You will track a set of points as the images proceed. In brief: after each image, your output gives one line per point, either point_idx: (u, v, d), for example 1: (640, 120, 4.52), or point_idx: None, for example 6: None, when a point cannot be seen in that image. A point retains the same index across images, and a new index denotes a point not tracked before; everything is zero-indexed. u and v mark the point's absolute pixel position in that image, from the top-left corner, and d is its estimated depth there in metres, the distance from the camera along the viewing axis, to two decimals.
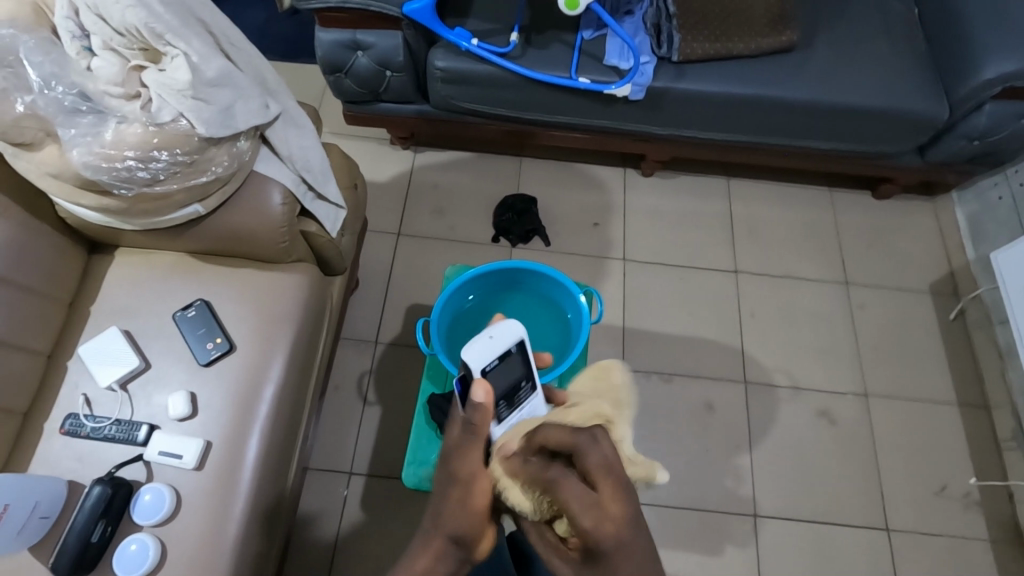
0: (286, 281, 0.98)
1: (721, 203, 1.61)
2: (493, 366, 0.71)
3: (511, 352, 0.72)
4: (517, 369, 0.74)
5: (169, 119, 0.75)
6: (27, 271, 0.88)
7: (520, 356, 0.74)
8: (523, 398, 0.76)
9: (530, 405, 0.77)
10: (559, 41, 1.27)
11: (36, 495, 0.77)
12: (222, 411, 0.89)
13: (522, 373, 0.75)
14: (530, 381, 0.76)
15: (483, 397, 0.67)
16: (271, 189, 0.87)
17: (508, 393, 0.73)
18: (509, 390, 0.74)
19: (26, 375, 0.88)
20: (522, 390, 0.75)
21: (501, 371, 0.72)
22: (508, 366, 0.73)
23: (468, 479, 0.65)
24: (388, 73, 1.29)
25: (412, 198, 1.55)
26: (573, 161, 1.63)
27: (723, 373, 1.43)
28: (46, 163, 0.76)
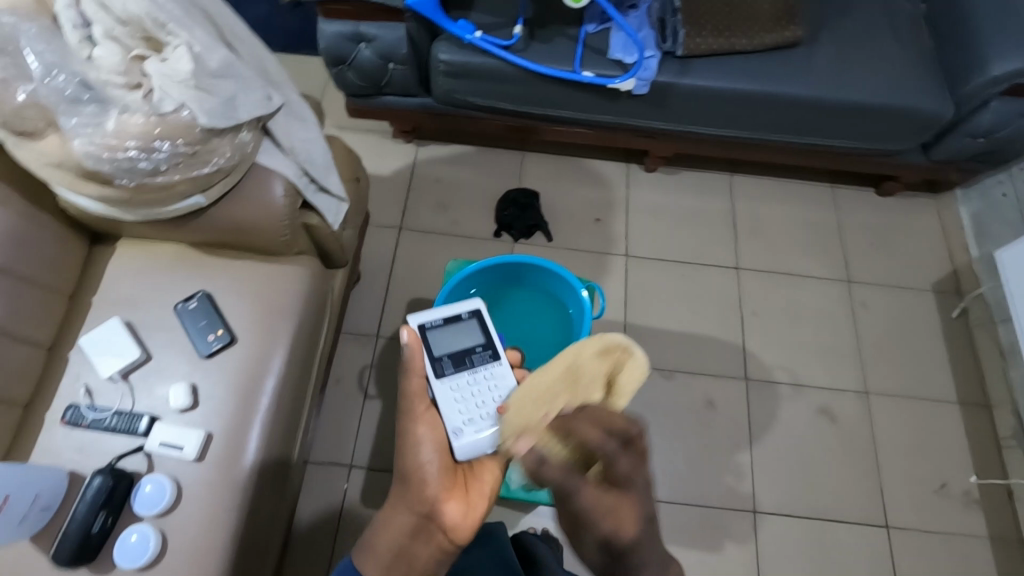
0: (289, 272, 0.98)
1: (724, 199, 1.61)
2: (438, 327, 0.86)
3: (462, 318, 0.87)
4: (473, 334, 0.87)
5: (171, 109, 0.74)
6: (28, 261, 0.87)
7: (475, 323, 0.88)
8: (477, 362, 0.85)
9: (484, 371, 0.85)
10: (563, 35, 1.27)
11: (37, 486, 0.77)
12: (224, 402, 0.89)
13: (478, 339, 0.87)
14: (486, 347, 0.86)
15: (409, 337, 0.78)
16: (273, 181, 0.87)
17: (455, 352, 0.84)
18: (460, 352, 0.85)
19: (27, 366, 0.88)
20: (476, 354, 0.85)
21: (451, 332, 0.86)
22: (458, 331, 0.87)
23: (412, 415, 0.78)
24: (391, 66, 1.29)
25: (414, 192, 1.55)
26: (576, 156, 1.62)
27: (725, 369, 1.43)
28: (46, 153, 0.75)
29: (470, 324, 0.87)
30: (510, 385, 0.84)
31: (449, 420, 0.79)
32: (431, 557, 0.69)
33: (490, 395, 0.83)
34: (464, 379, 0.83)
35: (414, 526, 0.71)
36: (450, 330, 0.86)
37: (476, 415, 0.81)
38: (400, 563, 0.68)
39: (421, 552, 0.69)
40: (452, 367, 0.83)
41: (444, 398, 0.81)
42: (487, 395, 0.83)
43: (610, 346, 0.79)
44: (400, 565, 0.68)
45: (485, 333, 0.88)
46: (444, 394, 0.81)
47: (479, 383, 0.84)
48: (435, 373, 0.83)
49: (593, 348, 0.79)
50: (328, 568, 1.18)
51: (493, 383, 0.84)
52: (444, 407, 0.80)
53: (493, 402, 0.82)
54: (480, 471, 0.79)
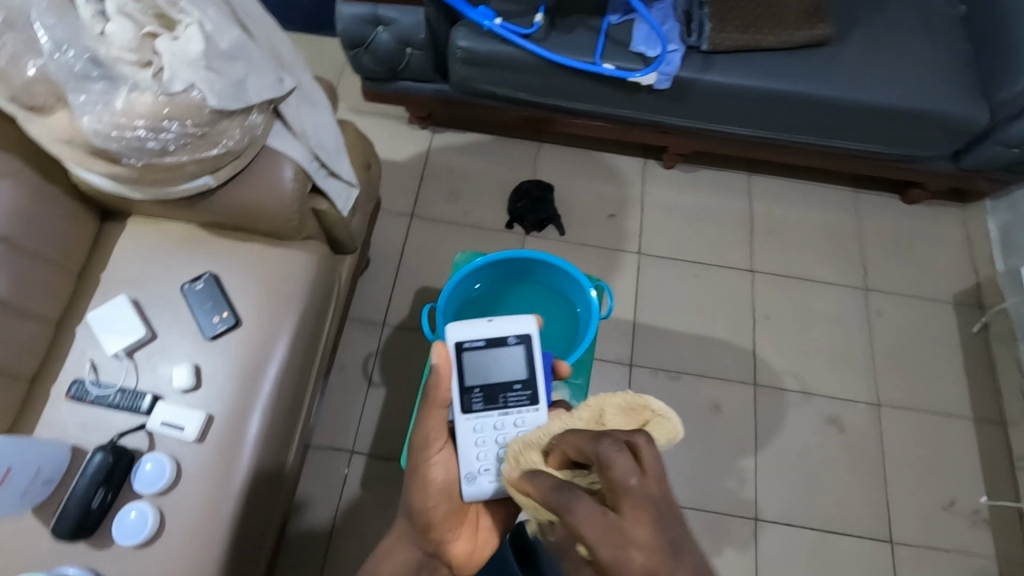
0: (296, 258, 0.98)
1: (742, 200, 1.58)
2: (476, 347, 0.77)
3: (507, 342, 0.77)
4: (515, 365, 0.77)
5: (180, 89, 0.73)
6: (38, 235, 0.88)
7: (520, 351, 0.77)
8: (512, 403, 0.76)
9: (517, 417, 0.75)
10: (585, 25, 1.24)
11: (39, 460, 0.78)
12: (226, 385, 0.89)
13: (519, 374, 0.77)
14: (527, 389, 0.76)
15: (440, 357, 0.72)
16: (283, 164, 0.86)
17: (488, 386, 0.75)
18: (494, 386, 0.76)
19: (34, 339, 0.88)
20: (513, 393, 0.76)
21: (491, 358, 0.77)
22: (501, 360, 0.77)
23: (427, 453, 0.74)
24: (409, 50, 1.27)
25: (427, 180, 1.54)
26: (592, 150, 1.60)
27: (733, 373, 1.40)
28: (57, 129, 0.75)
29: (517, 355, 0.77)
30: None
31: (464, 464, 0.73)
32: None
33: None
34: (490, 420, 0.74)
35: (419, 560, 0.75)
36: (491, 355, 0.77)
37: (495, 469, 0.73)
38: None
39: None
40: (482, 403, 0.75)
41: (464, 437, 0.73)
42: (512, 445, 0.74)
43: (636, 406, 0.66)
44: None
45: (530, 368, 0.77)
46: (465, 433, 0.74)
47: (507, 429, 0.75)
48: (460, 406, 0.74)
49: (615, 406, 0.67)
50: (325, 552, 1.19)
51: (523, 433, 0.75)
52: (461, 448, 0.73)
53: None
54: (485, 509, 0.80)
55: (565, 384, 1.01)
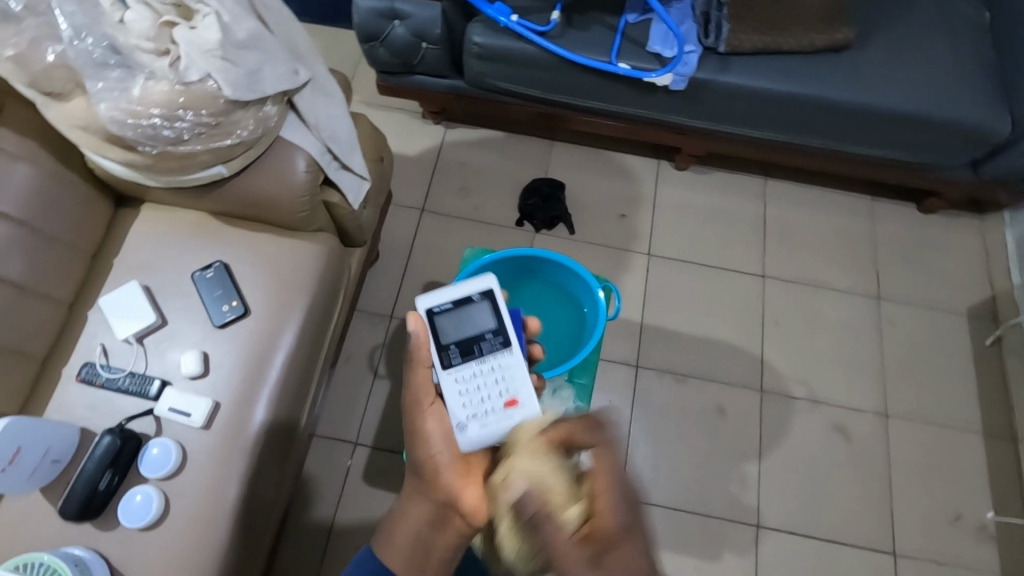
0: (305, 248, 0.98)
1: (755, 204, 1.56)
2: (446, 309, 0.82)
3: (472, 299, 0.82)
4: (484, 318, 0.82)
5: (196, 79, 0.73)
6: (53, 218, 0.89)
7: (487, 305, 0.83)
8: (488, 351, 0.81)
9: (495, 364, 0.80)
10: (601, 24, 1.23)
11: (49, 441, 0.79)
12: (235, 373, 0.90)
13: (490, 325, 0.82)
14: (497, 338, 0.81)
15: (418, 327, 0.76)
16: (296, 157, 0.87)
17: (463, 340, 0.80)
18: (468, 339, 0.81)
19: (47, 321, 0.89)
20: (487, 342, 0.81)
21: (461, 317, 0.82)
22: (470, 317, 0.82)
23: (420, 405, 0.74)
24: (424, 45, 1.27)
25: (439, 175, 1.54)
26: (605, 149, 1.60)
27: (739, 378, 1.39)
28: (73, 115, 0.75)
29: (483, 310, 0.82)
30: (521, 376, 0.80)
31: (453, 414, 0.76)
32: (453, 544, 0.67)
33: (501, 390, 0.79)
34: (470, 371, 0.79)
35: (431, 511, 0.69)
36: (460, 313, 0.82)
37: (484, 412, 0.77)
38: (420, 555, 0.67)
39: (442, 542, 0.67)
40: (459, 356, 0.80)
41: (449, 391, 0.78)
42: (496, 389, 0.79)
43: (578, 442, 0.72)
44: (420, 553, 0.67)
45: (499, 318, 0.82)
46: (451, 387, 0.78)
47: (487, 375, 0.79)
48: (441, 364, 0.79)
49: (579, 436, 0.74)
50: (326, 541, 1.20)
51: (502, 376, 0.80)
52: (448, 401, 0.77)
53: (502, 398, 0.78)
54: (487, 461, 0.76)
55: (570, 385, 0.99)
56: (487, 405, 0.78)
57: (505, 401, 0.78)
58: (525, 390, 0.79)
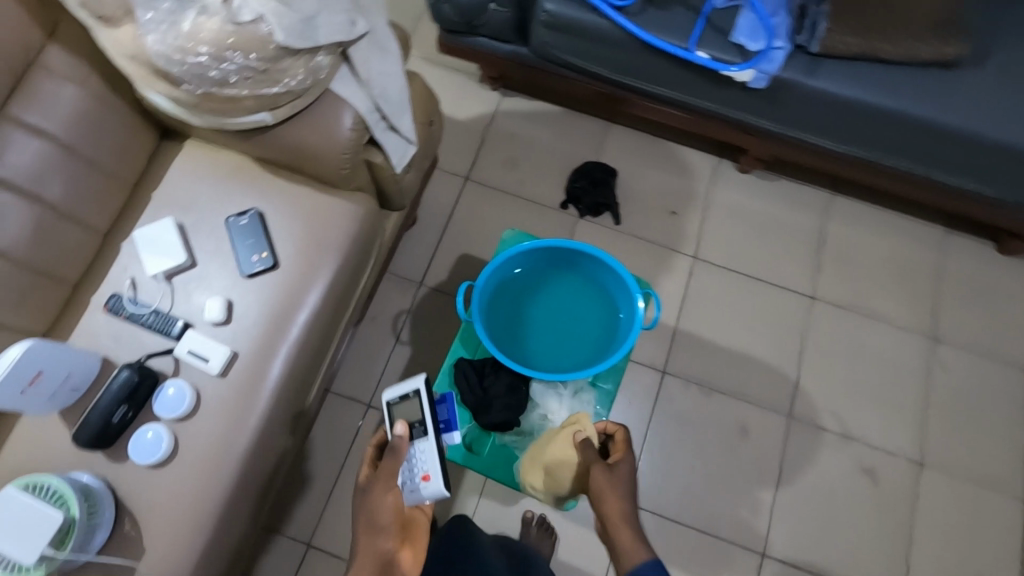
0: (343, 207, 0.96)
1: (817, 220, 1.46)
2: (396, 402, 0.89)
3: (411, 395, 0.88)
4: (417, 411, 0.87)
5: (249, 19, 0.68)
6: (97, 144, 0.87)
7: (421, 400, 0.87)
8: (415, 436, 0.85)
9: (418, 447, 0.84)
10: (684, 5, 1.13)
11: (70, 367, 0.79)
12: (258, 325, 0.89)
13: (419, 415, 0.87)
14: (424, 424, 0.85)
15: (401, 430, 0.82)
16: (343, 112, 0.85)
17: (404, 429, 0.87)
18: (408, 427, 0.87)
19: (82, 247, 0.89)
20: (416, 428, 0.86)
21: (403, 411, 0.88)
22: (409, 409, 0.89)
23: (389, 484, 0.78)
24: (492, 6, 1.20)
25: (488, 144, 1.49)
26: (664, 139, 1.51)
27: (769, 400, 1.33)
28: (123, 43, 0.71)
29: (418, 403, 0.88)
30: (433, 460, 0.82)
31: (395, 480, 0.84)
32: None
33: (417, 466, 0.82)
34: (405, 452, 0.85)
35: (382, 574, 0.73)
36: (402, 409, 0.88)
37: (407, 483, 0.83)
38: None
39: None
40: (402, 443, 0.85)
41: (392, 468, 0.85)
42: (417, 462, 0.83)
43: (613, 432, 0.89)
44: None
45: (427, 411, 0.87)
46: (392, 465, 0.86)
47: (415, 457, 0.84)
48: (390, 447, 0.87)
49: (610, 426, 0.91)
50: (328, 497, 1.21)
51: (423, 457, 0.83)
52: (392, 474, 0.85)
53: (420, 471, 0.82)
54: (417, 525, 0.84)
55: (591, 389, 1.00)
56: (410, 478, 0.83)
57: (422, 473, 0.82)
58: (436, 465, 0.81)
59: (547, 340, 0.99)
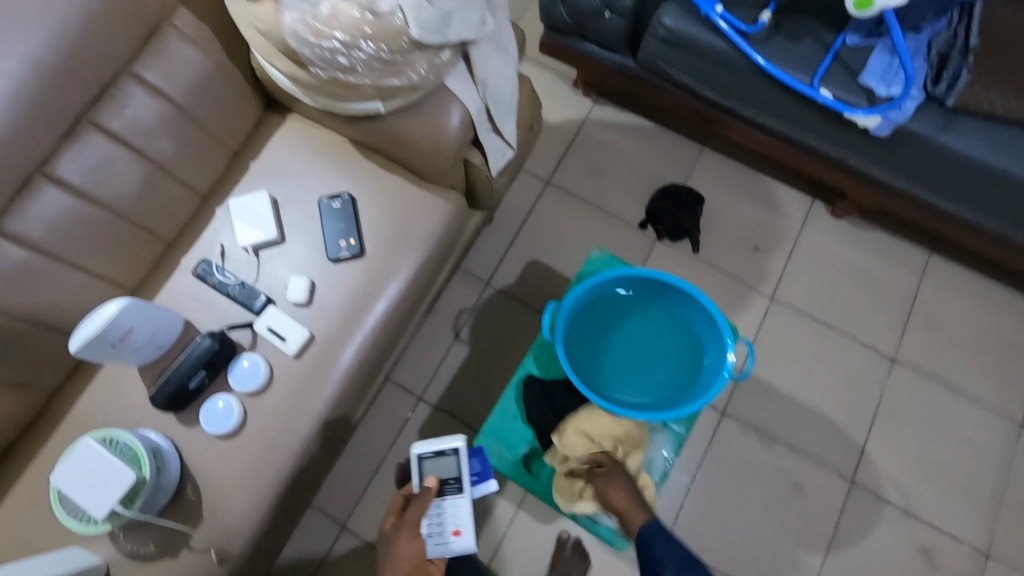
0: (434, 203, 0.95)
1: (909, 278, 1.38)
2: (427, 455, 0.90)
3: (446, 452, 0.90)
4: (450, 468, 0.90)
5: (386, 10, 0.66)
6: (208, 109, 0.88)
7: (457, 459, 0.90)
8: (447, 493, 0.88)
9: (450, 503, 0.87)
10: (814, 37, 1.06)
11: (156, 326, 0.80)
12: (337, 311, 0.89)
13: (453, 472, 0.89)
14: (457, 481, 0.89)
15: (430, 484, 0.86)
16: (452, 110, 0.84)
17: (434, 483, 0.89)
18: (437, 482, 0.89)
19: (181, 208, 0.90)
20: (449, 485, 0.88)
21: (435, 465, 0.90)
22: (442, 463, 0.91)
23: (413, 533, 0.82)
24: (607, 14, 1.15)
25: (573, 151, 1.45)
26: (757, 170, 1.45)
27: (831, 461, 1.26)
28: (258, 18, 0.68)
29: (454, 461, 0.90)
30: (466, 520, 0.86)
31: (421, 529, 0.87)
32: None
33: (448, 522, 0.86)
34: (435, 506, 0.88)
35: None
36: (434, 463, 0.90)
37: (434, 535, 0.86)
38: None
39: None
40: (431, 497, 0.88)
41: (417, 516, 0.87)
42: (446, 516, 0.87)
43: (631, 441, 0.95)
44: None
45: (464, 472, 0.89)
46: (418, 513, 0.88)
47: (443, 512, 0.87)
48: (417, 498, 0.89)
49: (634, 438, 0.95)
50: (368, 483, 1.22)
51: (454, 515, 0.87)
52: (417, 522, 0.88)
53: (450, 527, 0.86)
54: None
55: (663, 431, 0.98)
56: (435, 531, 0.87)
57: (453, 527, 0.86)
58: (468, 525, 0.86)
59: (622, 372, 0.97)
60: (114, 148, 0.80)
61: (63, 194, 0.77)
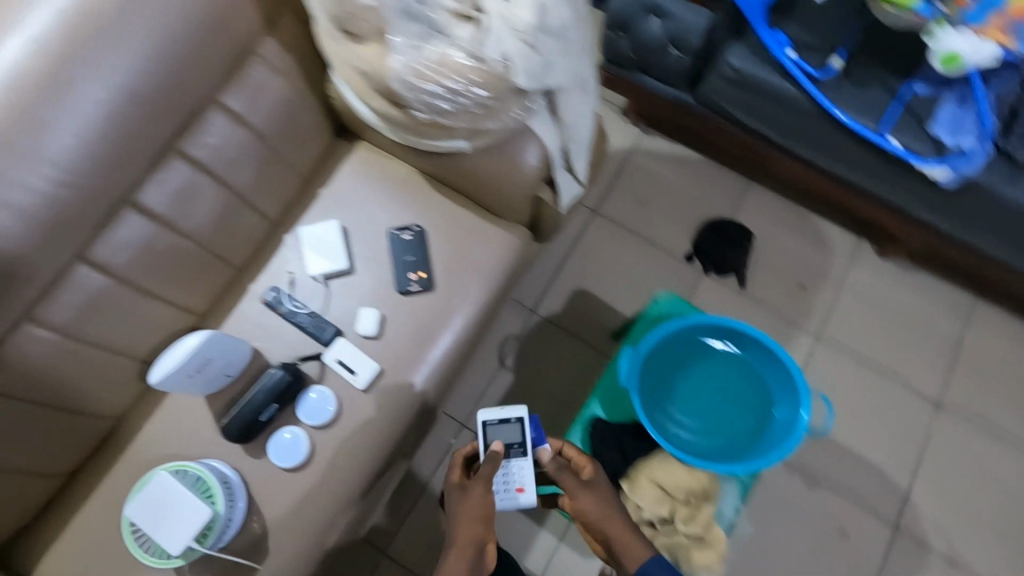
0: (502, 238, 0.94)
1: (955, 323, 1.37)
2: (491, 421, 0.89)
3: (510, 420, 0.88)
4: (513, 434, 0.88)
5: (494, 57, 0.65)
6: (285, 137, 0.88)
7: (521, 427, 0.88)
8: (511, 455, 0.87)
9: (515, 464, 0.86)
10: (881, 84, 1.05)
11: (231, 354, 0.79)
12: (405, 345, 0.88)
13: (517, 437, 0.88)
14: (522, 445, 0.87)
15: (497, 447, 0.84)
16: (530, 148, 0.83)
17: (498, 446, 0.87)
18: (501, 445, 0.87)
19: (252, 234, 0.90)
20: (513, 448, 0.87)
21: (499, 431, 0.88)
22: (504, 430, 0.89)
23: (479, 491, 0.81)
24: (671, 51, 1.17)
25: (621, 181, 1.45)
26: (804, 207, 1.44)
27: (875, 506, 1.25)
28: (363, 60, 0.68)
29: (519, 428, 0.88)
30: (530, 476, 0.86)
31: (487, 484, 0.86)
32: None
33: (513, 478, 0.85)
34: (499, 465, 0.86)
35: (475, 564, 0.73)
36: (497, 428, 0.88)
37: (500, 490, 0.86)
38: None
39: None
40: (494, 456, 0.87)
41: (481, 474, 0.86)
42: (512, 474, 0.86)
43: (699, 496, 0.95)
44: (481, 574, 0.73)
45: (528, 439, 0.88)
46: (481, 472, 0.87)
47: (508, 471, 0.86)
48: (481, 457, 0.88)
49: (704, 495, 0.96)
50: (410, 509, 1.21)
51: (519, 472, 0.86)
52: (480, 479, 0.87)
53: (515, 483, 0.86)
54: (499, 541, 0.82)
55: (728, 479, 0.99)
56: (501, 487, 0.86)
57: (517, 484, 0.86)
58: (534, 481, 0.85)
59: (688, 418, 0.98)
60: (194, 175, 0.80)
61: (143, 220, 0.77)
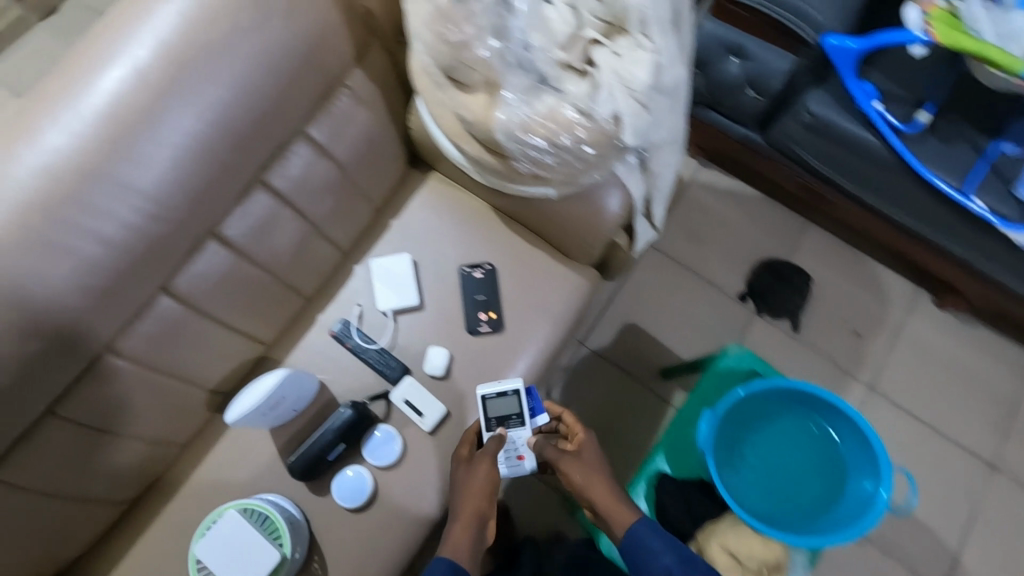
0: (573, 280, 0.92)
1: (1013, 382, 1.33)
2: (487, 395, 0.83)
3: (506, 394, 0.82)
4: (510, 408, 0.82)
5: (605, 116, 0.63)
6: (364, 168, 0.86)
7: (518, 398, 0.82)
8: (511, 427, 0.81)
9: (514, 436, 0.82)
10: (968, 141, 1.02)
11: (294, 394, 0.78)
12: (472, 387, 0.86)
13: (515, 409, 0.82)
14: (520, 416, 0.82)
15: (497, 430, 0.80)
16: (614, 195, 0.80)
17: (495, 420, 0.81)
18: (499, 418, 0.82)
19: (324, 264, 0.89)
20: (511, 421, 0.81)
21: (495, 405, 0.82)
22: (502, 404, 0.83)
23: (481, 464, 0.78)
24: (749, 92, 1.14)
25: (677, 214, 1.43)
26: (863, 252, 1.41)
27: (924, 566, 1.22)
28: (468, 108, 0.66)
29: (517, 400, 0.82)
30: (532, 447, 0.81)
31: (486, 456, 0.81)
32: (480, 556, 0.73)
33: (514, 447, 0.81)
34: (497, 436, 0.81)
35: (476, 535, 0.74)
36: (493, 403, 0.82)
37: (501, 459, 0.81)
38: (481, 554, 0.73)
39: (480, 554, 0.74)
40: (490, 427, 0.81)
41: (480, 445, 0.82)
42: (513, 445, 0.81)
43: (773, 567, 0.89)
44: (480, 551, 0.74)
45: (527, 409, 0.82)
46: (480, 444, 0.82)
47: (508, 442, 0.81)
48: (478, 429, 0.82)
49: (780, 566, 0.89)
50: None
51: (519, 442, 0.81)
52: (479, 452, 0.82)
53: (516, 452, 0.81)
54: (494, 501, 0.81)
55: None
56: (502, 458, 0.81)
57: (519, 452, 0.81)
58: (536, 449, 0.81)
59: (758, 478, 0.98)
60: (275, 206, 0.78)
61: (224, 251, 0.75)
